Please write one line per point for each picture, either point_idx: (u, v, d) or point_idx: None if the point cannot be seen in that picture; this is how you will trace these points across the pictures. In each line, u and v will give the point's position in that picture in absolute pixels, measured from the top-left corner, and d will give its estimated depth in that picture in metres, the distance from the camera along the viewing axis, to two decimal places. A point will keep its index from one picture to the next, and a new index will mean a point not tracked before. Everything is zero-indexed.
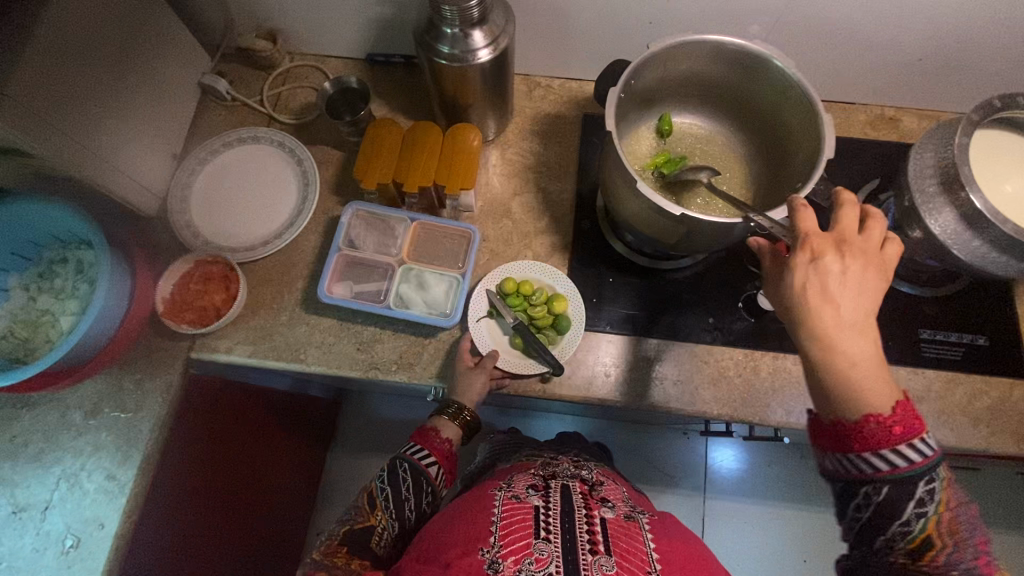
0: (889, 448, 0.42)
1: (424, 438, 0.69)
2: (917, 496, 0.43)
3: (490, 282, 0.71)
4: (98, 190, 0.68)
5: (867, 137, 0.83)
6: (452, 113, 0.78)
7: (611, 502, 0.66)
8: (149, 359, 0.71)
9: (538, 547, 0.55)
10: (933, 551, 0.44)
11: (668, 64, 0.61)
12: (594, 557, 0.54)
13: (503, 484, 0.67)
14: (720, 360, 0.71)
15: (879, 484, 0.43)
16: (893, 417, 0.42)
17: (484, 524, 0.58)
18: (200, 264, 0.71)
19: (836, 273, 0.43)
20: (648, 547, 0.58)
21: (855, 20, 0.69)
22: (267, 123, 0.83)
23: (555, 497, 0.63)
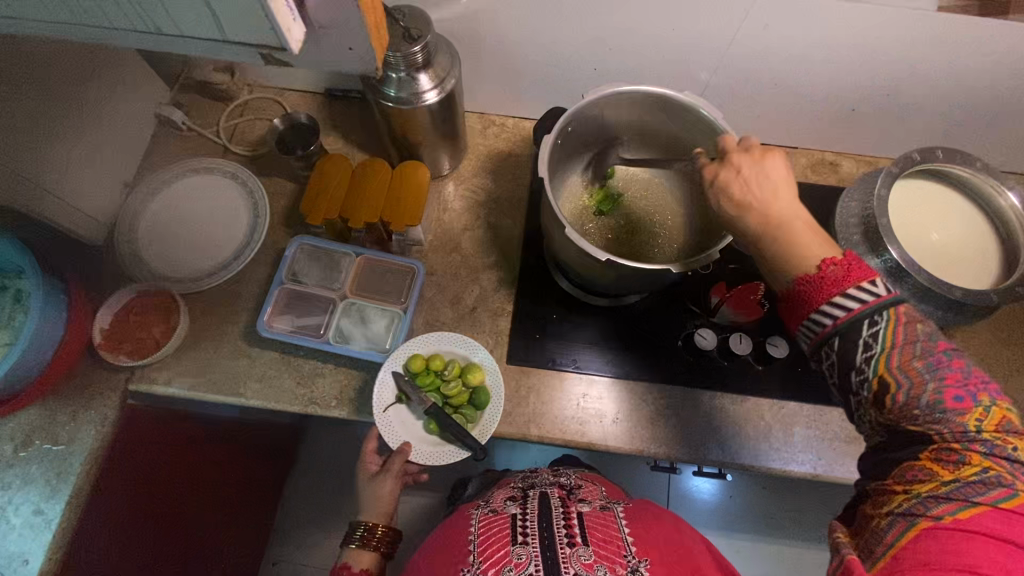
0: (828, 299, 0.44)
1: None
2: (860, 341, 0.43)
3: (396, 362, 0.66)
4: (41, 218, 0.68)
5: (808, 180, 0.86)
6: (403, 150, 0.79)
7: (589, 498, 0.65)
8: (85, 390, 0.70)
9: (516, 551, 0.53)
10: (892, 396, 0.42)
11: (604, 113, 0.63)
12: (572, 550, 0.53)
13: (485, 502, 0.67)
14: (659, 398, 0.72)
15: (834, 337, 0.44)
16: (823, 269, 0.44)
17: (463, 549, 0.57)
18: (141, 296, 0.72)
19: (750, 171, 0.48)
20: (624, 532, 0.58)
21: (789, 72, 0.73)
22: (221, 154, 0.84)
23: (533, 502, 0.62)
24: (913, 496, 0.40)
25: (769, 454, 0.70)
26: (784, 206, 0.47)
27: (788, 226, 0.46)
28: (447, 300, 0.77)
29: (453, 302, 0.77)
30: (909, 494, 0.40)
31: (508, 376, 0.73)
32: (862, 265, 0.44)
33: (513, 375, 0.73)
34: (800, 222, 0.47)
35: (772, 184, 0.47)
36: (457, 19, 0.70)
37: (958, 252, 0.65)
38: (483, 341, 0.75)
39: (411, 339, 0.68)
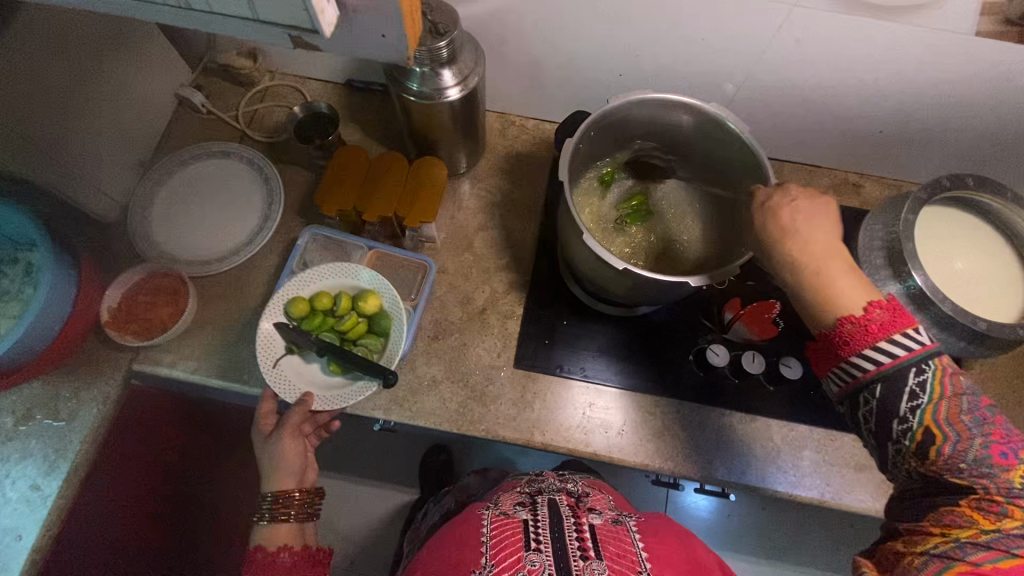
0: (864, 347, 0.44)
1: (253, 568, 0.58)
2: (906, 389, 0.43)
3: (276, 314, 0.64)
4: None
5: (829, 201, 0.84)
6: (422, 145, 0.79)
7: (598, 508, 0.65)
8: (89, 366, 0.70)
9: (529, 558, 0.54)
10: (938, 448, 0.42)
11: (628, 118, 0.62)
12: (585, 563, 0.53)
13: (492, 503, 0.67)
14: (666, 412, 0.71)
15: (873, 386, 0.44)
16: (866, 314, 0.44)
17: (475, 549, 0.56)
18: (151, 276, 0.71)
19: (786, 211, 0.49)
20: (637, 547, 0.58)
21: (818, 91, 0.72)
22: (239, 139, 0.83)
23: (543, 509, 0.62)
24: (951, 541, 0.40)
25: (776, 476, 0.68)
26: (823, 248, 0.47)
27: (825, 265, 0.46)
28: (457, 300, 0.76)
29: (463, 302, 0.76)
30: (948, 538, 0.40)
31: (514, 380, 0.72)
32: (905, 310, 0.44)
33: (520, 380, 0.72)
34: (840, 267, 0.46)
35: (813, 226, 0.48)
36: (484, 17, 0.69)
37: (982, 283, 0.63)
38: (491, 343, 0.74)
39: (285, 287, 0.66)
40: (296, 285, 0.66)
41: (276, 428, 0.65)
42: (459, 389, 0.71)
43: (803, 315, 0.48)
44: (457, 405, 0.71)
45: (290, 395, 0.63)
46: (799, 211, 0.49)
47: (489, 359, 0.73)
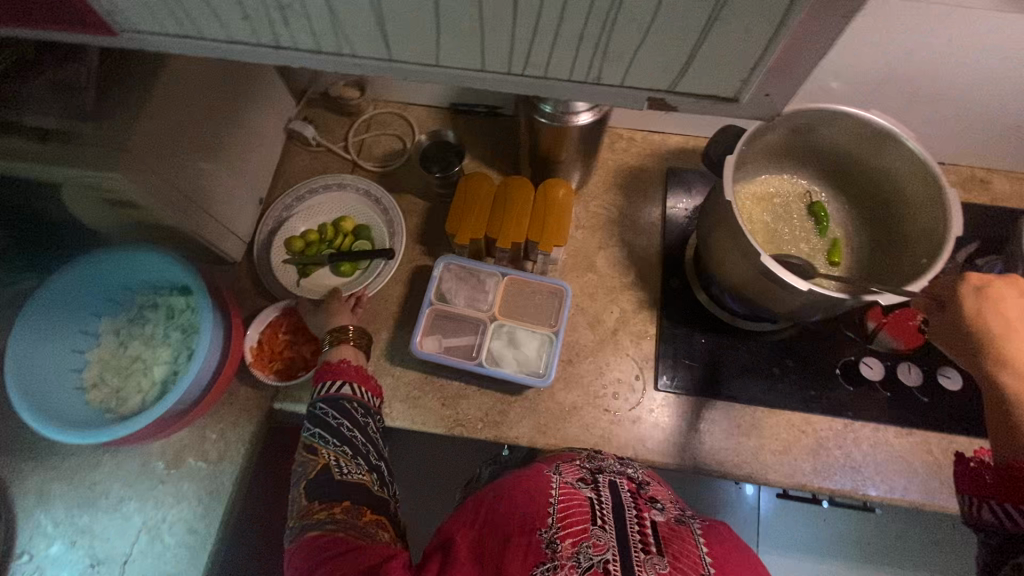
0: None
1: (322, 372, 0.62)
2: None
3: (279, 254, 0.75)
4: (192, 234, 0.68)
5: (958, 199, 0.81)
6: (539, 166, 0.77)
7: (662, 504, 0.55)
8: (231, 409, 0.70)
9: (595, 534, 0.47)
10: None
11: (784, 130, 0.61)
12: (646, 556, 0.46)
13: (553, 467, 0.58)
14: (818, 429, 0.69)
15: None
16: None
17: (539, 507, 0.50)
18: (287, 313, 0.71)
19: None
20: (703, 550, 0.48)
21: (955, 88, 0.69)
22: (351, 169, 0.83)
23: (608, 492, 0.54)
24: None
25: (944, 493, 0.66)
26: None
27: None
28: (587, 321, 0.75)
29: (593, 324, 0.75)
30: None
31: (656, 402, 0.70)
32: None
33: (662, 402, 0.70)
34: None
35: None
36: None
37: None
38: (627, 365, 0.72)
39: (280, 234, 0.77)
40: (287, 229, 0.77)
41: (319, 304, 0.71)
42: (600, 413, 0.70)
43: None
44: (600, 430, 0.69)
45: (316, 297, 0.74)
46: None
47: (627, 381, 0.72)
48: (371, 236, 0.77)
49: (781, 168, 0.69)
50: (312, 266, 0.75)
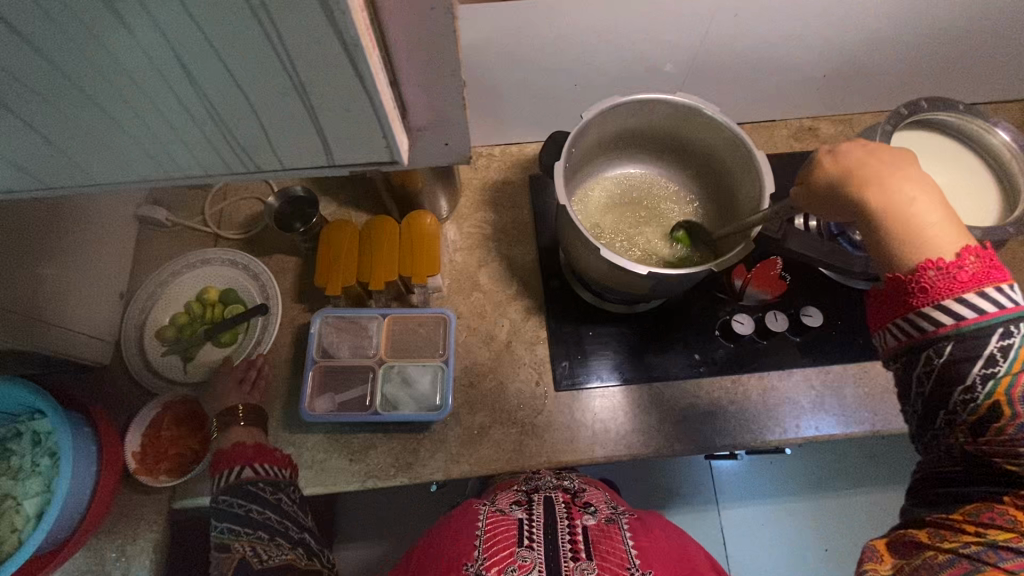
0: (947, 297, 0.40)
1: (218, 463, 0.63)
2: (984, 355, 0.39)
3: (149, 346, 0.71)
4: (43, 351, 0.64)
5: (794, 150, 0.88)
6: (402, 200, 0.78)
7: (595, 506, 0.64)
8: (127, 520, 0.65)
9: (522, 555, 0.53)
10: (996, 428, 0.39)
11: (608, 124, 0.64)
12: (575, 562, 0.52)
13: (489, 500, 0.65)
14: (711, 392, 0.73)
15: (941, 344, 0.40)
16: (959, 262, 0.40)
17: (467, 542, 0.55)
18: (166, 408, 0.68)
19: (859, 157, 0.46)
20: (627, 544, 0.56)
21: (758, 56, 0.75)
22: (214, 242, 0.80)
23: (540, 508, 0.60)
24: (984, 541, 0.38)
25: (830, 422, 0.71)
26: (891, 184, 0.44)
27: (918, 207, 0.43)
28: (480, 341, 0.75)
29: (486, 342, 0.75)
30: (981, 538, 0.39)
31: (560, 403, 0.72)
32: (1001, 268, 0.40)
33: (565, 401, 0.72)
34: (937, 212, 0.43)
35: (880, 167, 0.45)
36: None
37: (956, 196, 0.67)
38: (526, 374, 0.74)
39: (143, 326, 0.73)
40: (151, 319, 0.73)
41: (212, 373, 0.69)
42: (509, 428, 0.71)
43: (878, 258, 0.45)
44: (512, 445, 0.70)
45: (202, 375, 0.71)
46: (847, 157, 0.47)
47: (530, 390, 0.73)
48: (240, 298, 0.75)
49: (613, 160, 0.72)
50: (190, 347, 0.72)
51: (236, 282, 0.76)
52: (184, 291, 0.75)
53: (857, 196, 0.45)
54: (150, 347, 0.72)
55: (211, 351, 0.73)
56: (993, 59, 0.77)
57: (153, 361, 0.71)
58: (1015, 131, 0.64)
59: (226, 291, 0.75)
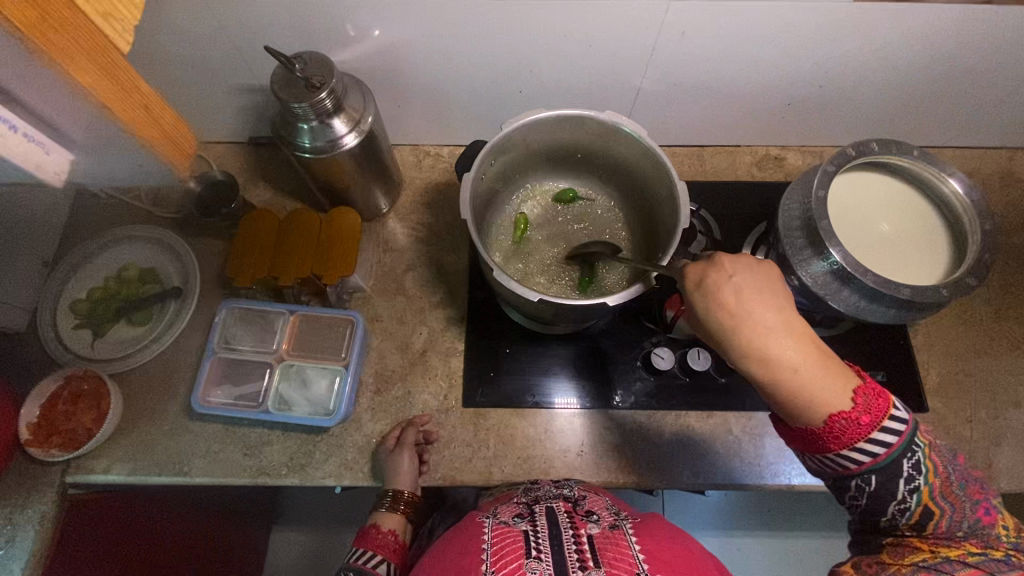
0: (858, 441, 0.41)
1: (364, 540, 0.63)
2: (903, 476, 0.42)
3: (64, 320, 0.71)
4: None
5: (755, 178, 0.83)
6: (333, 195, 0.76)
7: (596, 514, 0.57)
8: (18, 489, 0.65)
9: (531, 567, 0.47)
10: (935, 521, 0.42)
11: (528, 139, 0.62)
12: (584, 572, 0.47)
13: (491, 511, 0.59)
14: (622, 424, 0.70)
15: (867, 475, 0.42)
16: (855, 408, 0.41)
17: (474, 554, 0.50)
18: (67, 382, 0.67)
19: (739, 294, 0.42)
20: (635, 549, 0.50)
21: (717, 76, 0.70)
22: (145, 218, 0.78)
23: (543, 518, 0.55)
24: (939, 556, 0.41)
25: (742, 470, 0.68)
26: (780, 329, 0.41)
27: (801, 366, 0.41)
28: (395, 347, 0.73)
29: (401, 348, 0.74)
30: (936, 554, 0.41)
31: (465, 419, 0.70)
32: (885, 390, 0.42)
33: (471, 419, 0.70)
34: (818, 367, 0.41)
35: (765, 305, 0.41)
36: (366, 57, 0.67)
37: (904, 246, 0.62)
38: (436, 385, 0.72)
39: (59, 300, 0.72)
40: (68, 293, 0.72)
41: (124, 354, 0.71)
42: None
43: (779, 410, 0.43)
44: None
45: (113, 353, 0.71)
46: (745, 289, 0.42)
47: (437, 403, 0.71)
48: (160, 279, 0.75)
49: (549, 176, 0.72)
50: (105, 324, 0.71)
51: (158, 263, 0.76)
52: (105, 269, 0.75)
53: (738, 338, 0.41)
54: (65, 321, 0.71)
55: (125, 329, 0.73)
56: (967, 94, 0.72)
57: (65, 335, 0.70)
58: (968, 182, 0.60)
59: (147, 272, 0.75)
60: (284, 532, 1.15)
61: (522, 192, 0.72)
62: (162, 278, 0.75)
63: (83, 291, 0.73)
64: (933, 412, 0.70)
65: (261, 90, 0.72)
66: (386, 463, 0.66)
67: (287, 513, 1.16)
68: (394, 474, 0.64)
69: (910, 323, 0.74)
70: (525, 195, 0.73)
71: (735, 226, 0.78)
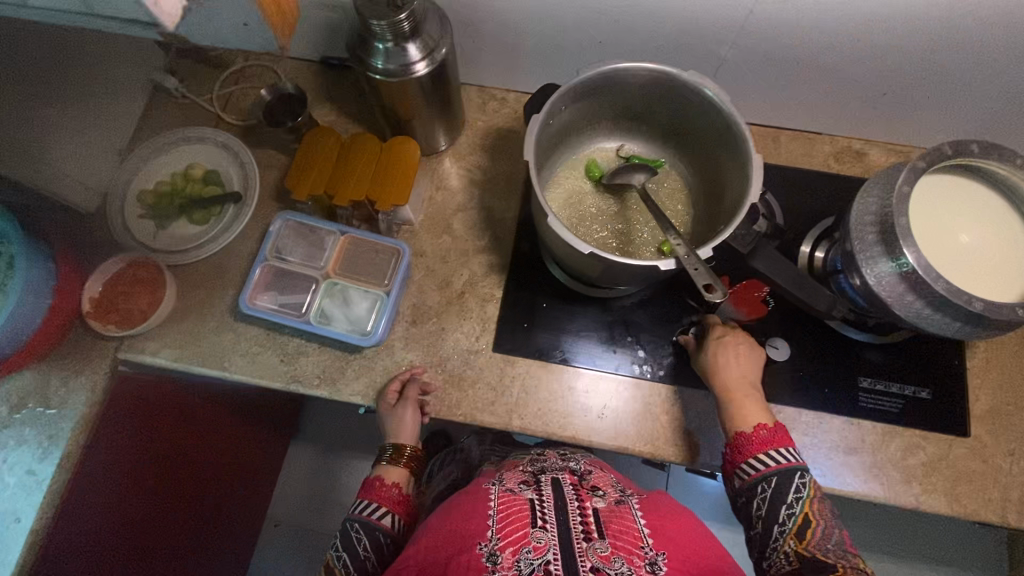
0: (759, 454, 0.58)
1: (368, 490, 0.65)
2: (793, 480, 0.57)
3: (130, 207, 0.74)
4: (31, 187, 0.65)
5: (831, 169, 0.79)
6: (396, 124, 0.76)
7: (601, 490, 0.58)
8: (74, 357, 0.69)
9: (535, 535, 0.49)
10: (812, 530, 0.55)
11: (599, 89, 0.60)
12: (589, 542, 0.48)
13: (496, 478, 0.61)
14: (649, 396, 0.69)
15: (770, 478, 0.57)
16: (757, 433, 0.59)
17: (481, 521, 0.51)
18: (130, 266, 0.71)
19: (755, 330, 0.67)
20: (639, 524, 0.52)
21: (815, 50, 0.66)
22: (214, 124, 0.81)
23: (549, 489, 0.56)
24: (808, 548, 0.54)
25: None
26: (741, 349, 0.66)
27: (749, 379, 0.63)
28: (436, 284, 0.74)
29: (440, 286, 0.74)
30: (805, 547, 0.54)
31: (493, 364, 0.71)
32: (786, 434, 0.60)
33: (499, 364, 0.71)
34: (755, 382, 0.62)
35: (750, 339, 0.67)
36: None
37: (985, 260, 0.58)
38: (469, 327, 0.73)
39: (127, 186, 0.75)
40: (135, 182, 0.75)
41: (182, 250, 0.74)
42: (437, 373, 0.71)
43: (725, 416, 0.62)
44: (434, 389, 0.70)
45: (171, 247, 0.74)
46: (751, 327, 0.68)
47: (468, 343, 0.72)
48: (220, 184, 0.77)
49: (622, 128, 0.70)
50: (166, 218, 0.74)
51: (219, 170, 0.78)
52: (169, 163, 0.78)
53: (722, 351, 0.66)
54: (131, 208, 0.74)
55: (185, 225, 0.76)
56: None
57: (130, 221, 0.74)
58: None
59: (211, 175, 0.77)
60: (304, 445, 1.21)
61: (587, 146, 0.71)
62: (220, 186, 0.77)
63: (151, 181, 0.76)
64: (975, 439, 0.67)
65: (341, 8, 0.72)
66: (389, 415, 0.68)
67: (309, 429, 1.22)
68: (397, 429, 0.67)
69: (968, 344, 0.70)
70: (592, 147, 0.71)
71: (799, 216, 0.75)
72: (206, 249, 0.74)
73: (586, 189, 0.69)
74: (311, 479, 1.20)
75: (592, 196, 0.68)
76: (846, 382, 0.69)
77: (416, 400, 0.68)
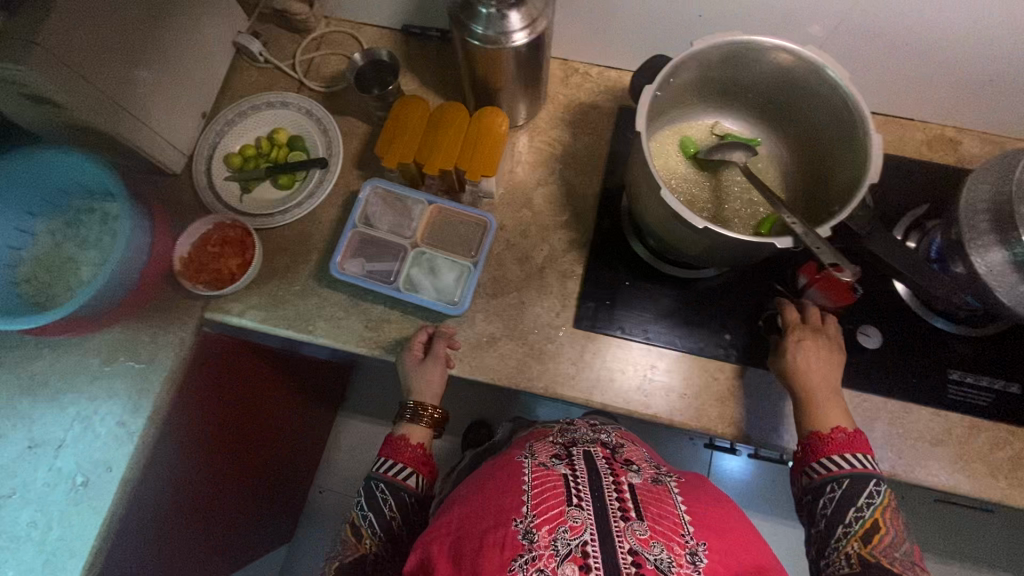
0: (834, 454, 0.58)
1: (390, 449, 0.66)
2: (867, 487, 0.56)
3: (218, 169, 0.75)
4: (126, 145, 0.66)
5: (923, 157, 0.77)
6: (482, 95, 0.75)
7: (635, 464, 0.57)
8: (163, 314, 0.70)
9: (570, 514, 0.48)
10: (878, 535, 0.55)
11: (709, 62, 0.59)
12: (626, 523, 0.48)
13: (526, 449, 0.60)
14: (731, 378, 0.69)
15: (840, 480, 0.57)
16: (834, 435, 0.59)
17: (515, 494, 0.51)
18: (217, 227, 0.71)
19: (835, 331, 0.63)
20: (680, 509, 0.51)
21: (925, 32, 0.64)
22: (296, 89, 0.82)
23: (582, 463, 0.55)
24: (871, 551, 0.54)
25: None
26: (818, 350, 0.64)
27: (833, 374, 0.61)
28: (517, 258, 0.74)
29: (521, 260, 0.74)
30: (870, 551, 0.54)
31: (574, 339, 0.71)
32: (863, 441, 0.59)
33: (579, 340, 0.71)
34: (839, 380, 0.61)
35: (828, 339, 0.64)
36: None
37: None
38: (550, 302, 0.73)
39: (215, 147, 0.76)
40: (223, 144, 0.76)
41: (266, 214, 0.74)
42: (518, 346, 0.71)
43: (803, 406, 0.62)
44: (515, 361, 0.70)
45: (257, 211, 0.75)
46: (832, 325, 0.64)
47: (548, 317, 0.72)
48: (304, 150, 0.77)
49: (720, 105, 0.68)
50: (252, 181, 0.75)
51: (303, 135, 0.78)
52: (255, 127, 0.78)
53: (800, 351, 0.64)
54: (219, 169, 0.75)
55: (269, 189, 0.76)
56: None
57: (218, 183, 0.74)
58: None
59: (295, 140, 0.77)
60: (353, 415, 1.23)
61: (682, 121, 0.70)
62: (304, 151, 0.77)
63: (237, 144, 0.77)
64: None
65: None
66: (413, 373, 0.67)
67: (359, 399, 1.24)
68: (421, 386, 0.67)
69: None
70: (687, 123, 0.70)
71: (891, 203, 0.73)
72: (290, 214, 0.74)
73: (680, 164, 0.68)
74: (360, 447, 1.22)
75: (688, 172, 0.68)
76: (934, 373, 0.68)
77: (443, 359, 0.68)
